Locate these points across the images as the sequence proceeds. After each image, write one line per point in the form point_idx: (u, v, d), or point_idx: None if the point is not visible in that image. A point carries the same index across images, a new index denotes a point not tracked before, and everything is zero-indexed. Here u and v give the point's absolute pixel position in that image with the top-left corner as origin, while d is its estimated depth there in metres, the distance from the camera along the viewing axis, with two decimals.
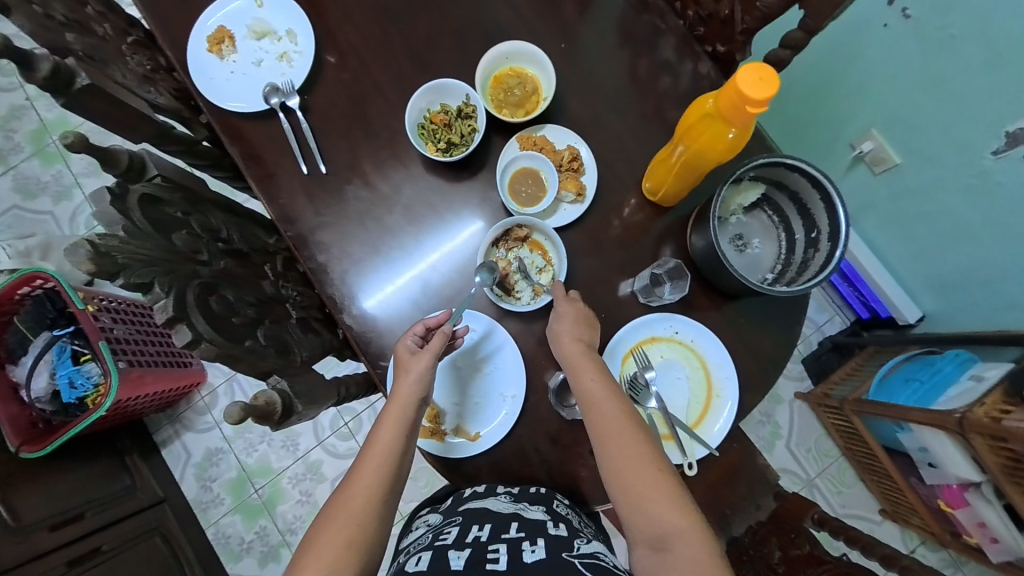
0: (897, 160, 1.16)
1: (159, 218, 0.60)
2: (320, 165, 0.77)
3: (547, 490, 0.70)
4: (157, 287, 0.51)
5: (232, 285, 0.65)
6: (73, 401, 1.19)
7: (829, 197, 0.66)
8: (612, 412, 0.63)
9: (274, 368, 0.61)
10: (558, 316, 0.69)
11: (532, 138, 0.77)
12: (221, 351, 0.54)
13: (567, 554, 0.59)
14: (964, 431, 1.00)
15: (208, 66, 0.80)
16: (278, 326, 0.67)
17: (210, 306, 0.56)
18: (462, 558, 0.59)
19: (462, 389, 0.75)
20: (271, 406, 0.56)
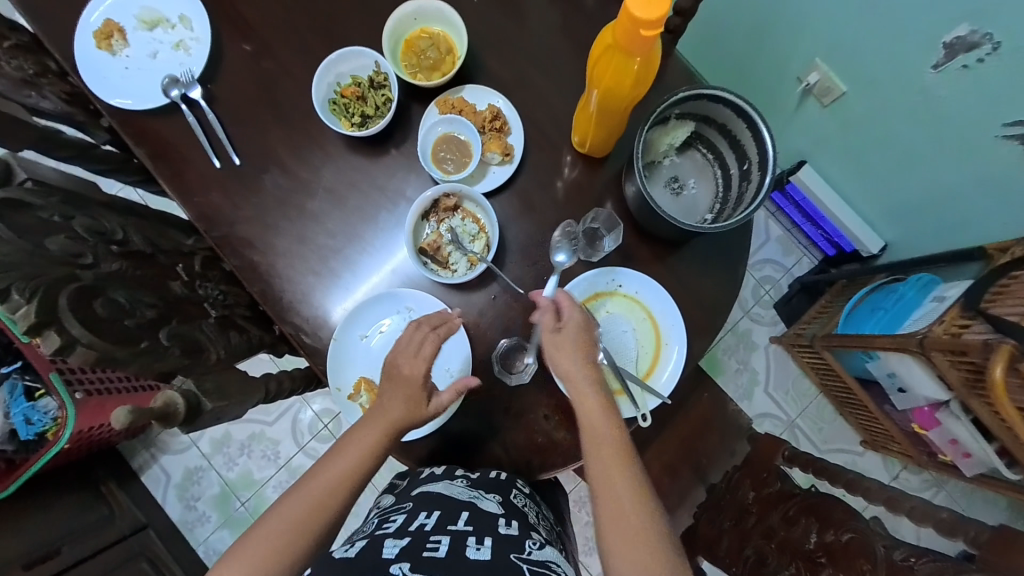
0: (843, 88, 1.14)
1: (29, 224, 0.57)
2: (234, 158, 0.74)
3: (506, 478, 0.70)
4: (14, 296, 0.50)
5: (125, 286, 0.64)
6: (31, 437, 1.15)
7: (754, 124, 0.64)
8: (603, 441, 0.58)
9: (179, 369, 0.63)
10: (565, 325, 0.65)
11: (450, 100, 0.73)
12: (100, 355, 0.54)
13: (515, 555, 0.55)
14: (925, 351, 1.01)
15: (99, 64, 0.74)
16: (190, 325, 0.69)
17: (90, 309, 0.56)
18: (397, 546, 0.54)
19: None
20: (171, 407, 0.57)
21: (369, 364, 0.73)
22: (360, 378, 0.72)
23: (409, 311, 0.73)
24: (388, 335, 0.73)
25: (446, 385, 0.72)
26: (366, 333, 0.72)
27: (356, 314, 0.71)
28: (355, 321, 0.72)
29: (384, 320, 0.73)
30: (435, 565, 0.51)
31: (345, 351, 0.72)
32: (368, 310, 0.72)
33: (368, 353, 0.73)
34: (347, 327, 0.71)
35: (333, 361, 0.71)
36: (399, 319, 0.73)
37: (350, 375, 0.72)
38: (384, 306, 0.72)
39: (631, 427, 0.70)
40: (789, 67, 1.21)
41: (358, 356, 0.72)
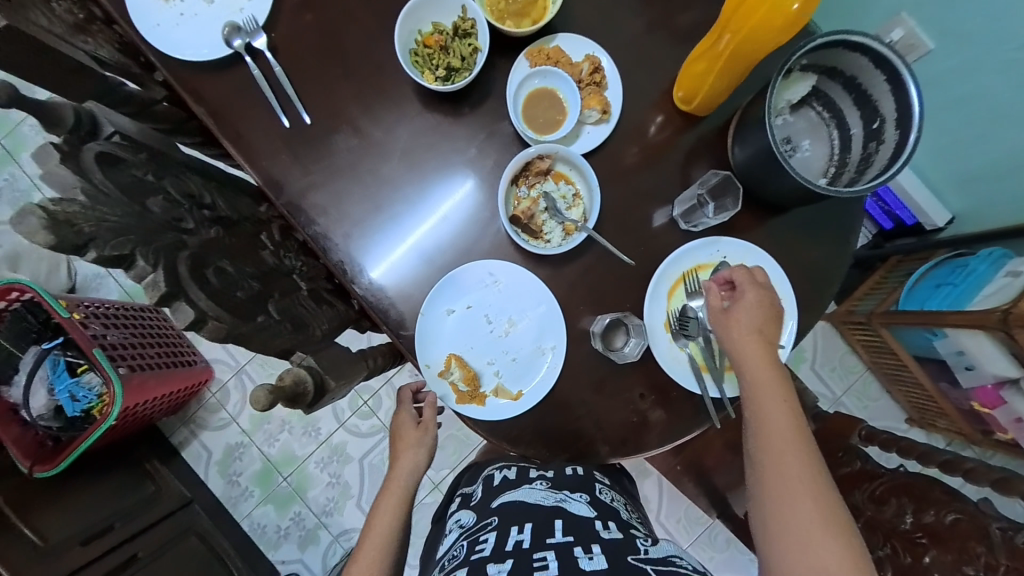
0: (929, 45, 1.06)
1: (127, 182, 0.54)
2: (302, 114, 0.67)
3: (586, 473, 0.68)
4: (140, 262, 0.48)
5: (230, 256, 0.61)
6: (78, 414, 1.13)
7: (896, 75, 0.58)
8: (783, 425, 0.54)
9: (293, 345, 0.60)
10: (743, 305, 0.58)
11: (544, 50, 0.66)
12: (229, 329, 0.53)
13: (633, 558, 0.53)
14: (1008, 328, 0.96)
15: (149, 10, 0.66)
16: (288, 299, 0.65)
17: (207, 279, 0.54)
18: (503, 570, 0.51)
19: (497, 347, 0.69)
20: (300, 384, 0.53)
21: (454, 341, 0.68)
22: (446, 355, 0.68)
23: (497, 284, 0.68)
24: (474, 309, 0.68)
25: (535, 362, 0.68)
26: (451, 308, 0.68)
27: (442, 288, 0.67)
28: (439, 295, 0.67)
29: (469, 294, 0.68)
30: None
31: (429, 327, 0.67)
32: (453, 283, 0.67)
33: (454, 329, 0.68)
34: (432, 302, 0.67)
35: (418, 338, 0.66)
36: (484, 292, 0.68)
37: (435, 352, 0.68)
38: (470, 279, 0.67)
39: (733, 408, 0.67)
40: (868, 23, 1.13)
41: (443, 333, 0.68)
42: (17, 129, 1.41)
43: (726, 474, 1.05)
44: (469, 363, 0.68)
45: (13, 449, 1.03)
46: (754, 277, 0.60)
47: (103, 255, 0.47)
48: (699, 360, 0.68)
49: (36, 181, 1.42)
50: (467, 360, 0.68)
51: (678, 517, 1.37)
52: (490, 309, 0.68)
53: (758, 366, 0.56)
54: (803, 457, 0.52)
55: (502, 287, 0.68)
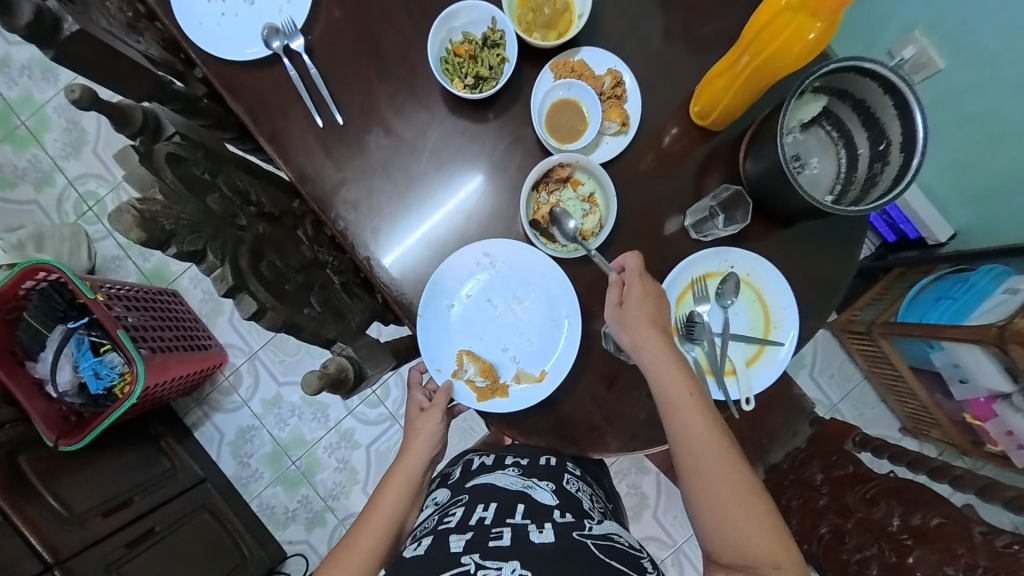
0: (941, 63, 1.08)
1: (190, 180, 0.55)
2: (335, 114, 0.70)
3: (557, 463, 0.77)
4: (210, 257, 0.52)
5: (276, 250, 0.64)
6: (101, 392, 1.17)
7: (904, 100, 0.61)
8: (696, 426, 0.60)
9: (336, 335, 0.63)
10: (635, 298, 0.64)
11: (569, 63, 0.70)
12: (286, 318, 0.56)
13: (579, 534, 0.63)
14: (1004, 343, 0.99)
15: (193, 8, 0.69)
16: (327, 291, 0.68)
17: (262, 273, 0.57)
18: (462, 540, 0.61)
19: (506, 326, 0.73)
20: (343, 372, 0.57)
21: (464, 329, 0.72)
22: (460, 344, 0.72)
23: (488, 259, 0.71)
24: (473, 292, 0.72)
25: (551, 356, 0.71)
26: (449, 295, 0.71)
27: (437, 280, 0.70)
28: (435, 289, 0.70)
29: (464, 279, 0.71)
30: (502, 552, 0.59)
31: (435, 320, 0.71)
32: (448, 272, 0.70)
33: (459, 316, 0.72)
34: (429, 298, 0.70)
35: (426, 336, 0.70)
36: (485, 275, 0.71)
37: (449, 345, 0.72)
38: (460, 264, 0.71)
39: (734, 408, 0.70)
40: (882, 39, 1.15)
41: (449, 323, 0.72)
42: (40, 111, 1.45)
43: None
44: (484, 347, 0.72)
45: (40, 423, 1.09)
46: (641, 269, 0.66)
47: (181, 251, 0.50)
48: (704, 364, 0.71)
49: (58, 162, 1.45)
50: (482, 356, 0.72)
51: (674, 514, 1.41)
52: (487, 288, 0.72)
53: (657, 354, 0.62)
54: (715, 449, 0.59)
55: (494, 262, 0.71)
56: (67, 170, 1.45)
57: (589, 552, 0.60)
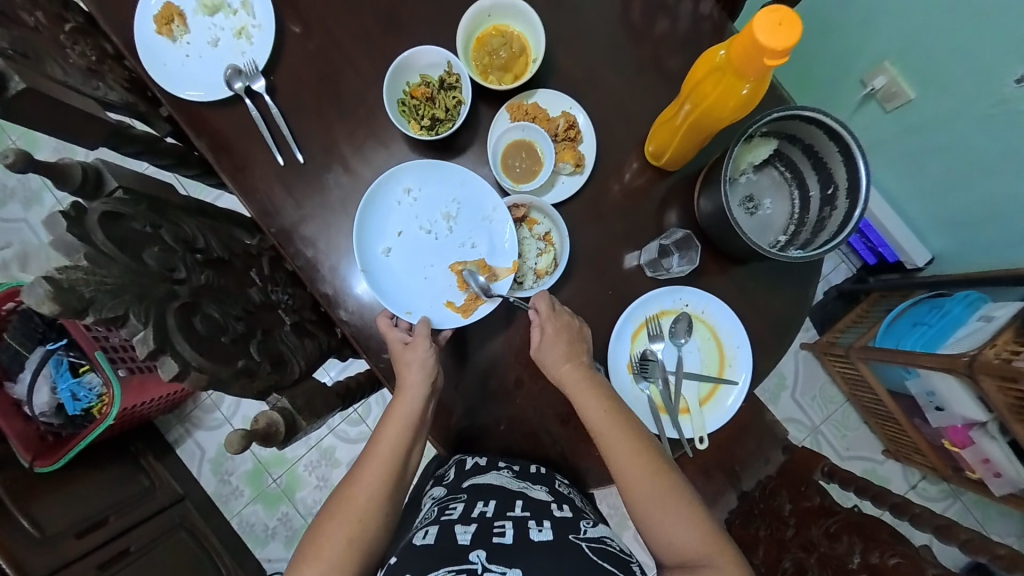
0: (910, 94, 1.09)
1: (129, 235, 0.55)
2: (295, 153, 0.71)
3: (547, 471, 0.72)
4: (133, 320, 0.49)
5: (217, 299, 0.63)
6: (78, 413, 1.19)
7: (848, 148, 0.62)
8: (629, 448, 0.61)
9: (272, 386, 0.65)
10: (546, 338, 0.65)
11: (523, 106, 0.72)
12: (210, 378, 0.55)
13: (574, 537, 0.61)
14: (972, 373, 0.99)
15: (159, 51, 0.71)
16: (271, 337, 0.68)
17: (194, 328, 0.55)
18: (468, 532, 0.60)
19: (450, 251, 0.73)
20: (272, 427, 0.59)
21: (411, 268, 0.72)
22: (410, 282, 0.72)
23: (411, 193, 0.72)
24: (408, 231, 0.72)
25: (506, 391, 0.73)
26: (383, 238, 0.71)
27: (369, 227, 0.70)
28: (369, 237, 0.70)
29: (395, 220, 0.72)
30: (507, 553, 0.57)
31: (377, 264, 0.70)
32: (378, 218, 0.71)
33: (400, 259, 0.72)
34: (366, 245, 0.70)
35: (373, 281, 0.69)
36: (405, 206, 0.72)
37: (399, 285, 0.71)
38: (386, 208, 0.71)
39: (688, 446, 0.72)
40: (854, 69, 1.16)
41: (393, 267, 0.71)
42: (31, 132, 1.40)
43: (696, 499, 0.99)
44: (436, 279, 0.72)
45: (16, 443, 1.09)
46: (552, 309, 0.66)
47: (100, 318, 0.48)
48: (658, 401, 0.72)
49: (47, 181, 1.41)
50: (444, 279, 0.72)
51: None
52: (419, 223, 0.73)
53: (575, 388, 0.64)
54: (649, 464, 0.60)
55: (417, 194, 0.72)
56: (55, 190, 1.40)
57: (583, 553, 0.58)
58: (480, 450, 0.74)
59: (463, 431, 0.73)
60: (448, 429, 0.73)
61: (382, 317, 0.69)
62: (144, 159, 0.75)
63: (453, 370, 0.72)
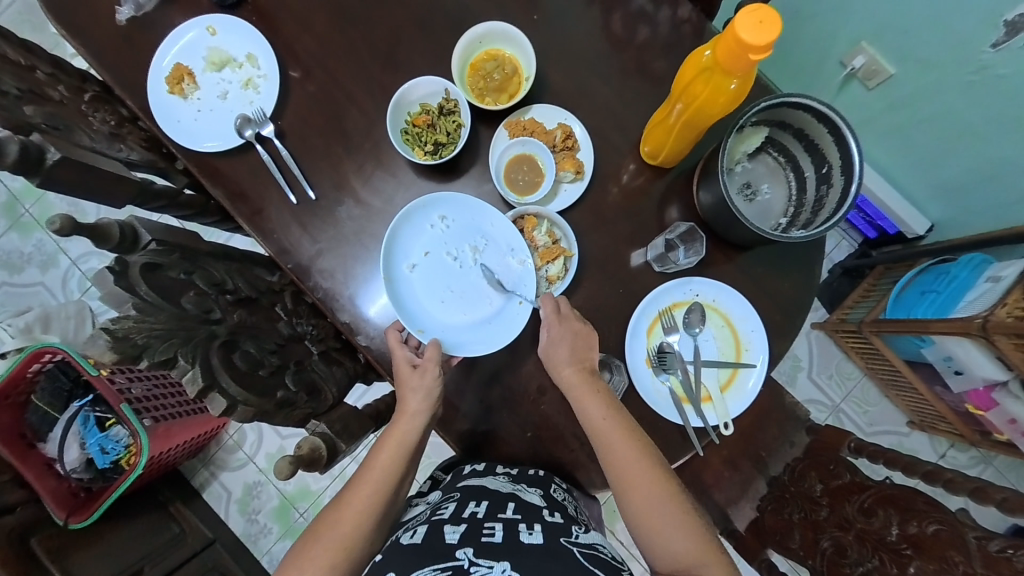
0: (890, 70, 1.12)
1: (166, 284, 0.58)
2: (308, 190, 0.75)
3: (545, 474, 0.73)
4: (182, 360, 0.53)
5: (251, 336, 0.65)
6: (108, 466, 1.21)
7: (837, 128, 0.65)
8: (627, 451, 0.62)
9: (310, 413, 0.67)
10: (553, 341, 0.67)
11: (521, 122, 0.75)
12: (256, 411, 0.57)
13: (565, 540, 0.61)
14: (987, 334, 0.99)
15: (173, 109, 0.76)
16: (303, 367, 0.71)
17: (235, 364, 0.58)
18: (457, 532, 0.61)
19: (470, 284, 0.74)
20: (316, 451, 0.61)
21: (429, 290, 0.74)
22: (426, 304, 0.73)
23: (445, 222, 0.74)
24: (432, 255, 0.74)
25: (530, 398, 0.75)
26: (411, 257, 0.74)
27: (398, 242, 0.73)
28: (397, 251, 0.73)
29: (422, 242, 0.74)
30: (495, 550, 0.58)
31: (403, 281, 0.73)
32: (406, 236, 0.73)
33: (422, 278, 0.74)
34: (392, 259, 0.72)
35: (394, 294, 0.71)
36: (438, 234, 0.74)
37: (416, 305, 0.73)
38: (418, 229, 0.74)
39: (714, 434, 0.73)
40: (832, 51, 1.19)
41: (414, 284, 0.74)
42: (43, 198, 1.46)
43: (726, 491, 1.01)
44: (449, 308, 0.74)
45: (50, 502, 1.10)
46: (558, 312, 0.69)
47: (152, 363, 0.51)
48: (681, 392, 0.74)
49: (62, 244, 1.45)
50: (459, 314, 0.74)
51: None
52: (447, 251, 0.75)
53: (577, 391, 0.65)
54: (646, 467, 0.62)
55: (451, 224, 0.74)
56: (70, 251, 1.45)
57: (575, 559, 0.58)
58: (511, 459, 0.75)
59: (494, 442, 0.75)
60: (480, 442, 0.75)
61: (392, 331, 0.70)
62: (166, 212, 0.78)
63: (477, 383, 0.74)
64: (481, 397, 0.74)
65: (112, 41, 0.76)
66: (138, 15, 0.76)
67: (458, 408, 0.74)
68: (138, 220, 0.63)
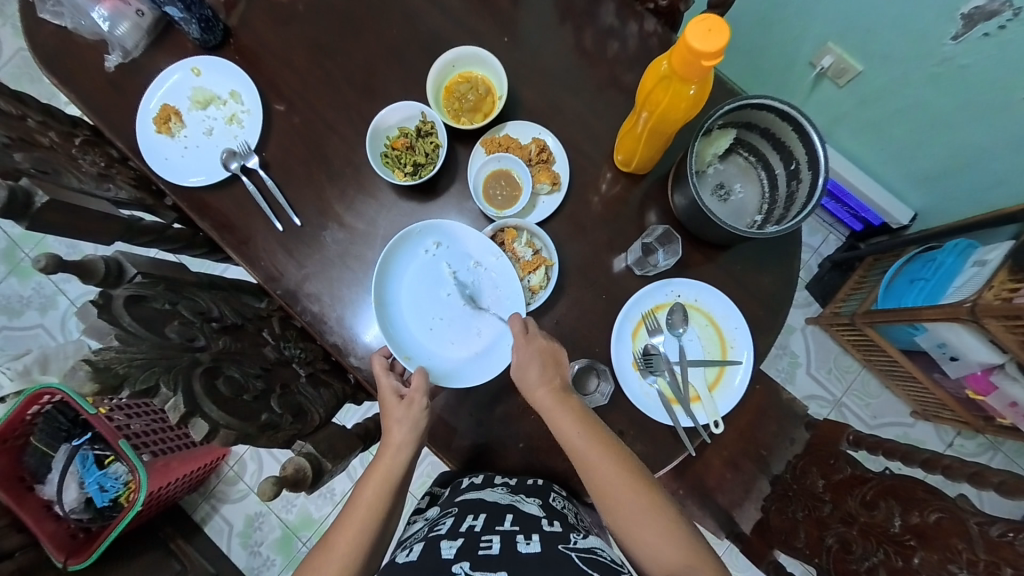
0: (857, 67, 1.15)
1: (150, 315, 0.59)
2: (293, 218, 0.77)
3: (543, 482, 0.73)
4: (164, 388, 0.54)
5: (235, 361, 0.67)
6: (107, 504, 1.20)
7: (801, 125, 0.67)
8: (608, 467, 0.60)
9: (295, 434, 0.68)
10: (521, 364, 0.66)
11: (496, 139, 0.78)
12: (238, 434, 0.58)
13: (563, 547, 0.61)
14: (977, 318, 0.99)
15: (160, 147, 0.78)
16: (288, 390, 0.72)
17: (218, 389, 0.59)
18: (453, 547, 0.60)
19: (459, 312, 0.75)
20: (300, 472, 0.62)
21: (418, 316, 0.75)
22: (415, 330, 0.74)
23: (439, 248, 0.75)
24: (423, 280, 0.75)
25: (520, 409, 0.75)
26: (403, 282, 0.75)
27: (392, 267, 0.74)
28: (390, 275, 0.74)
29: (414, 269, 0.75)
30: (491, 563, 0.57)
31: (393, 307, 0.74)
32: (399, 261, 0.74)
33: (413, 303, 0.75)
34: (384, 283, 0.73)
35: (385, 320, 0.72)
36: (432, 260, 0.75)
37: (405, 330, 0.74)
38: (411, 254, 0.75)
39: (706, 433, 0.74)
40: (801, 52, 1.22)
41: (404, 310, 0.75)
42: (42, 242, 1.48)
43: (730, 493, 1.01)
44: (436, 335, 0.75)
45: (48, 544, 1.10)
46: (526, 330, 0.68)
47: (133, 392, 0.52)
48: (669, 394, 0.74)
49: (60, 286, 1.47)
50: (447, 343, 0.75)
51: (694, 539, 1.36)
52: (439, 278, 0.75)
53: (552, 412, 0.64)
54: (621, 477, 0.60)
55: (443, 250, 0.75)
56: (69, 292, 1.47)
57: (571, 564, 0.58)
58: (505, 472, 0.75)
59: (489, 455, 0.75)
60: (474, 455, 0.75)
61: (378, 357, 0.70)
62: (154, 246, 0.80)
63: (467, 397, 0.75)
64: (475, 411, 0.75)
65: (101, 87, 0.79)
66: (126, 62, 0.80)
67: (449, 423, 0.75)
68: (124, 256, 0.65)
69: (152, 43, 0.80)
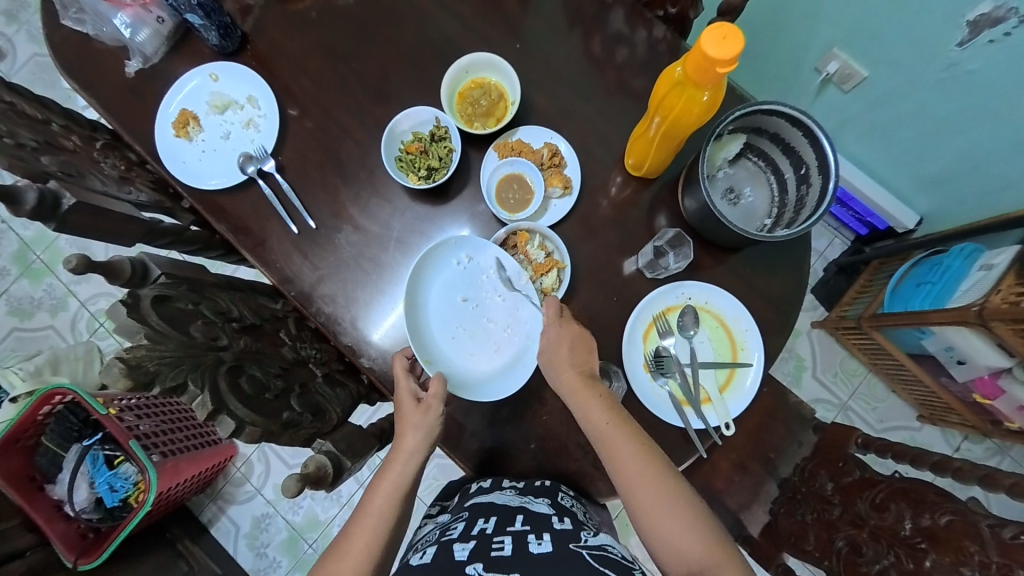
0: (864, 73, 1.16)
1: (175, 314, 0.60)
2: (308, 220, 0.78)
3: (551, 484, 0.73)
4: (192, 386, 0.55)
5: (256, 360, 0.68)
6: (117, 504, 1.20)
7: (811, 131, 0.68)
8: (634, 456, 0.61)
9: (314, 433, 0.69)
10: (554, 342, 0.67)
11: (509, 143, 0.79)
12: (263, 430, 0.59)
13: (574, 545, 0.61)
14: (984, 322, 0.99)
15: (178, 151, 0.80)
16: (306, 389, 0.73)
17: (242, 387, 0.61)
18: (466, 549, 0.61)
19: (482, 326, 0.76)
20: (321, 470, 0.63)
21: (443, 324, 0.76)
22: (438, 336, 0.75)
23: (471, 261, 0.76)
24: (452, 289, 0.76)
25: (532, 410, 0.76)
26: (432, 288, 0.75)
27: (424, 273, 0.74)
28: (420, 281, 0.74)
29: (443, 277, 0.76)
30: (504, 563, 0.58)
31: (420, 312, 0.74)
32: (431, 268, 0.75)
33: (440, 310, 0.76)
34: (414, 288, 0.74)
35: (412, 324, 0.73)
36: (463, 270, 0.76)
37: (430, 335, 0.75)
38: (442, 262, 0.75)
39: (717, 434, 0.74)
40: (806, 58, 1.23)
41: (430, 316, 0.75)
42: (53, 244, 1.50)
43: (737, 495, 1.00)
44: (458, 345, 0.75)
45: (59, 544, 1.11)
46: (562, 315, 0.69)
47: (163, 389, 0.53)
48: (680, 395, 0.75)
49: (71, 287, 1.49)
50: (468, 355, 0.75)
51: None
52: (468, 289, 0.76)
53: (578, 394, 0.64)
54: (649, 467, 0.61)
55: (475, 263, 0.76)
56: (79, 293, 1.48)
57: (584, 562, 0.58)
58: (517, 473, 0.76)
59: (500, 456, 0.76)
60: (487, 456, 0.76)
61: (400, 358, 0.70)
62: (172, 248, 0.82)
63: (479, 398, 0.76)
64: (487, 412, 0.76)
65: (120, 92, 0.80)
66: (145, 67, 0.81)
67: (461, 424, 0.75)
68: (147, 256, 0.66)
69: (171, 49, 0.82)
